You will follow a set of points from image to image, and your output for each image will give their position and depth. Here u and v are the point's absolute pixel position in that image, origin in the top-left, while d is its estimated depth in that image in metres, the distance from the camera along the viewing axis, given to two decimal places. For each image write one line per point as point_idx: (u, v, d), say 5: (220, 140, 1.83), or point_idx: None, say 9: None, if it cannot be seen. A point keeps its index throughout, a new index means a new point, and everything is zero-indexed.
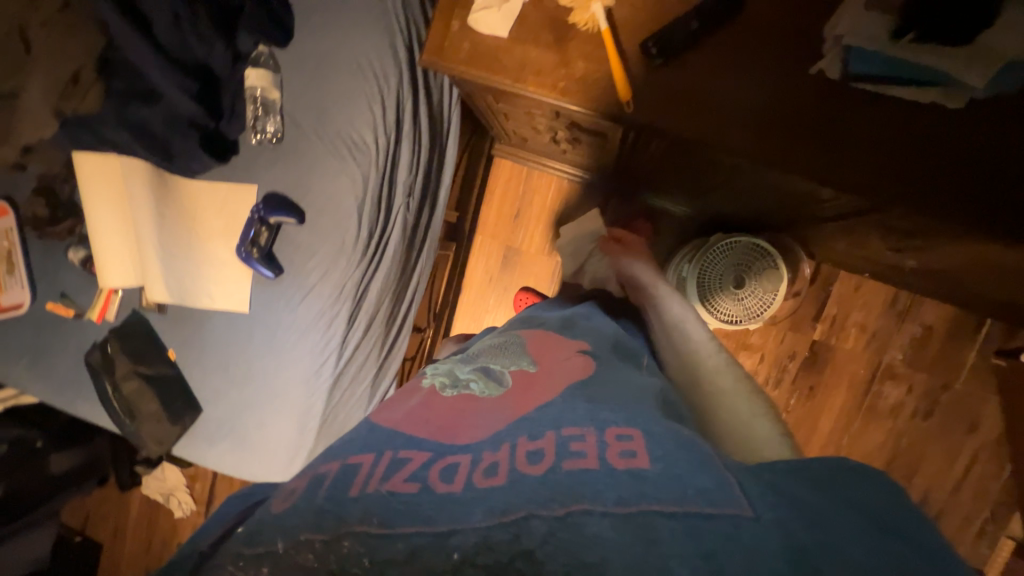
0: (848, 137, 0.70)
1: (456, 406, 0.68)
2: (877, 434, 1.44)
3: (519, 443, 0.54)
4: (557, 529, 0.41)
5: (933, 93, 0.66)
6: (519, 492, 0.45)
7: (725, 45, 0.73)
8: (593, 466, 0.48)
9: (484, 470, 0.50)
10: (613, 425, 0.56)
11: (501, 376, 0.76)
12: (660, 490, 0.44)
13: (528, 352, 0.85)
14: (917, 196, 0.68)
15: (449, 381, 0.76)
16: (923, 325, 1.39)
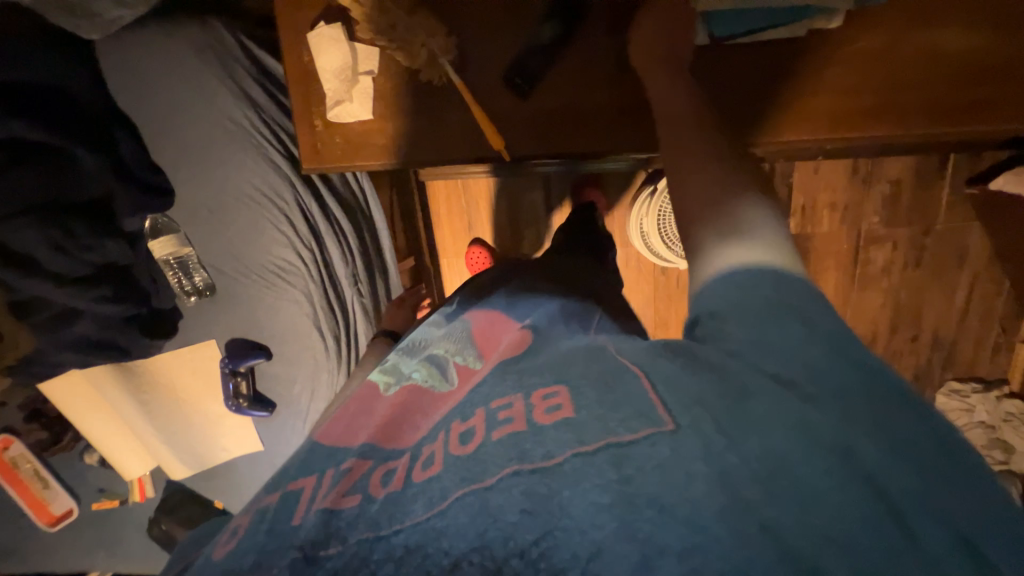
0: (738, 100, 0.69)
1: (397, 403, 0.53)
2: (877, 297, 1.47)
3: (450, 427, 0.43)
4: (500, 496, 0.34)
5: (809, 23, 0.63)
6: (457, 474, 0.36)
7: (590, 49, 0.69)
8: (521, 430, 0.38)
9: (422, 465, 0.40)
10: (540, 379, 0.45)
11: (445, 367, 0.60)
12: (588, 432, 0.36)
13: (476, 330, 0.67)
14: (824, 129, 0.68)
15: (392, 377, 0.60)
16: (893, 181, 1.36)
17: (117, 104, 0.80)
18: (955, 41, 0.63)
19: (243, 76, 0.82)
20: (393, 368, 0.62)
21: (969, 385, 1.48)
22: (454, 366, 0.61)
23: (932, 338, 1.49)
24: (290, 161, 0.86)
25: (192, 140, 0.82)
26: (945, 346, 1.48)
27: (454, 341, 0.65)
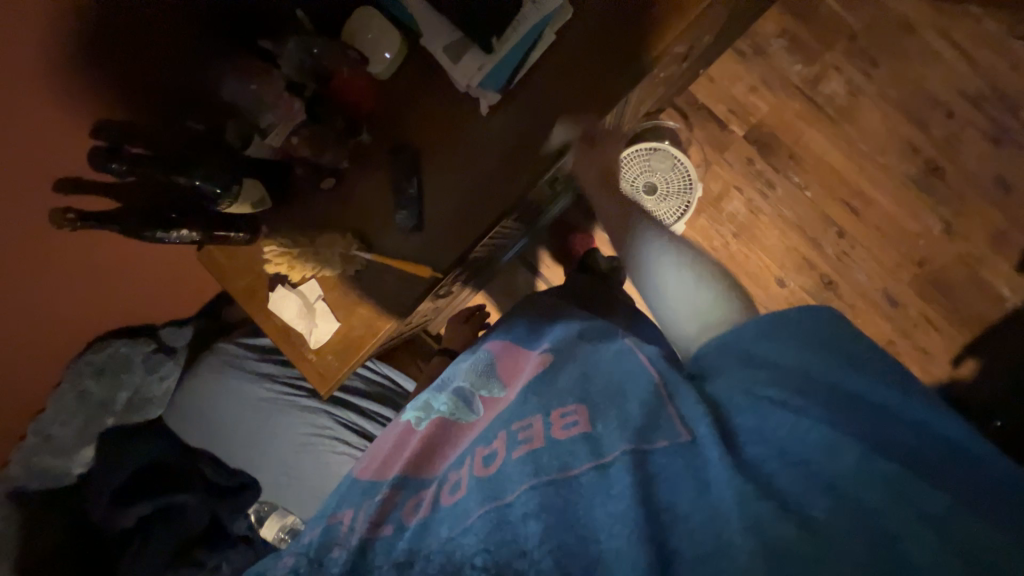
0: (556, 103, 0.77)
1: (432, 437, 0.71)
2: (875, 112, 1.36)
3: (477, 451, 0.63)
4: (502, 517, 0.50)
5: (549, 31, 0.75)
6: (477, 494, 0.55)
7: (436, 165, 0.83)
8: (538, 446, 0.58)
9: (449, 489, 0.60)
10: (560, 401, 0.64)
11: (473, 401, 0.77)
12: (603, 445, 0.54)
13: (499, 366, 0.83)
14: (636, 58, 0.73)
15: (422, 413, 0.79)
16: (781, 34, 1.38)
17: (188, 444, 1.00)
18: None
19: (252, 363, 1.01)
20: (425, 406, 0.80)
21: None
22: (486, 400, 0.77)
23: (968, 97, 1.32)
24: (312, 396, 1.00)
25: (243, 431, 0.99)
26: (990, 95, 1.31)
27: (485, 379, 0.81)
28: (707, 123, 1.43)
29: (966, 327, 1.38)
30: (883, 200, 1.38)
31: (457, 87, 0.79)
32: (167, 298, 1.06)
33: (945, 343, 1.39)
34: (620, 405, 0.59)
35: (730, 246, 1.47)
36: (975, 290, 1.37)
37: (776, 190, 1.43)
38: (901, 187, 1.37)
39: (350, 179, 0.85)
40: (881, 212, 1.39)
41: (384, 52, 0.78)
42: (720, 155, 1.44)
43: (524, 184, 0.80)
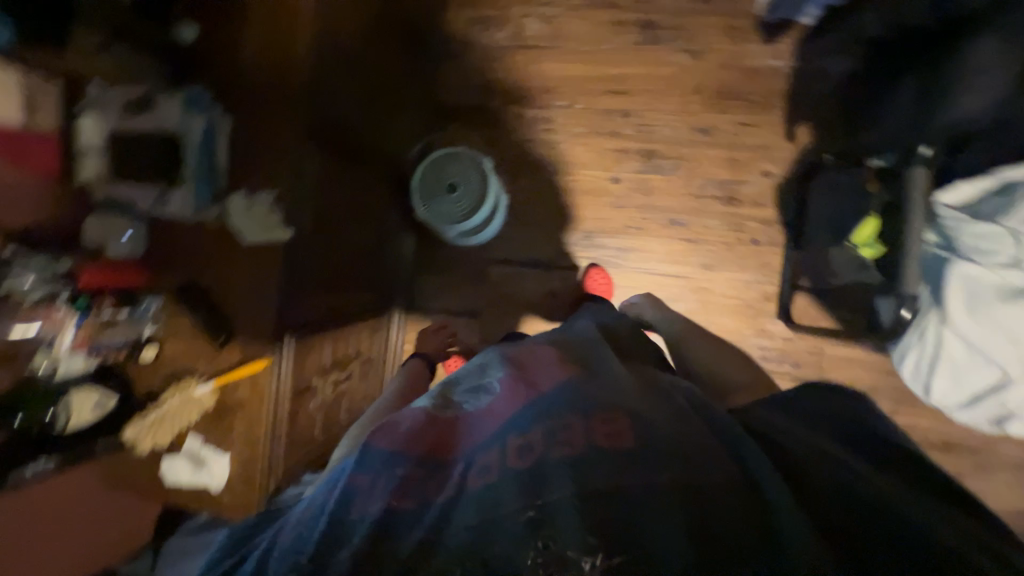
0: (261, 170, 0.95)
1: (455, 423, 0.77)
2: (575, 22, 1.57)
3: (512, 439, 0.68)
4: (545, 522, 0.59)
5: (219, 140, 0.93)
6: (513, 493, 0.62)
7: (214, 283, 0.95)
8: (585, 454, 0.64)
9: (477, 475, 0.65)
10: (599, 407, 0.70)
11: (493, 383, 0.83)
12: (671, 467, 0.63)
13: (518, 354, 0.88)
14: (288, 107, 0.94)
15: (442, 401, 0.83)
16: (471, 23, 1.61)
17: None
18: (246, 33, 0.94)
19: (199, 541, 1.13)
20: (446, 395, 0.85)
21: None
22: (500, 380, 0.83)
23: None
24: None
25: None
26: None
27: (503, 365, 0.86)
28: (469, 115, 1.62)
29: (772, 107, 1.49)
30: (632, 70, 1.54)
31: (184, 219, 0.94)
32: None
33: (769, 129, 1.49)
34: (662, 415, 0.72)
35: (559, 182, 1.61)
36: (753, 76, 1.49)
37: (555, 120, 1.60)
38: (637, 52, 1.54)
39: (163, 339, 0.96)
40: (639, 78, 1.54)
41: (120, 237, 0.92)
42: (496, 127, 1.62)
43: (275, 243, 0.96)
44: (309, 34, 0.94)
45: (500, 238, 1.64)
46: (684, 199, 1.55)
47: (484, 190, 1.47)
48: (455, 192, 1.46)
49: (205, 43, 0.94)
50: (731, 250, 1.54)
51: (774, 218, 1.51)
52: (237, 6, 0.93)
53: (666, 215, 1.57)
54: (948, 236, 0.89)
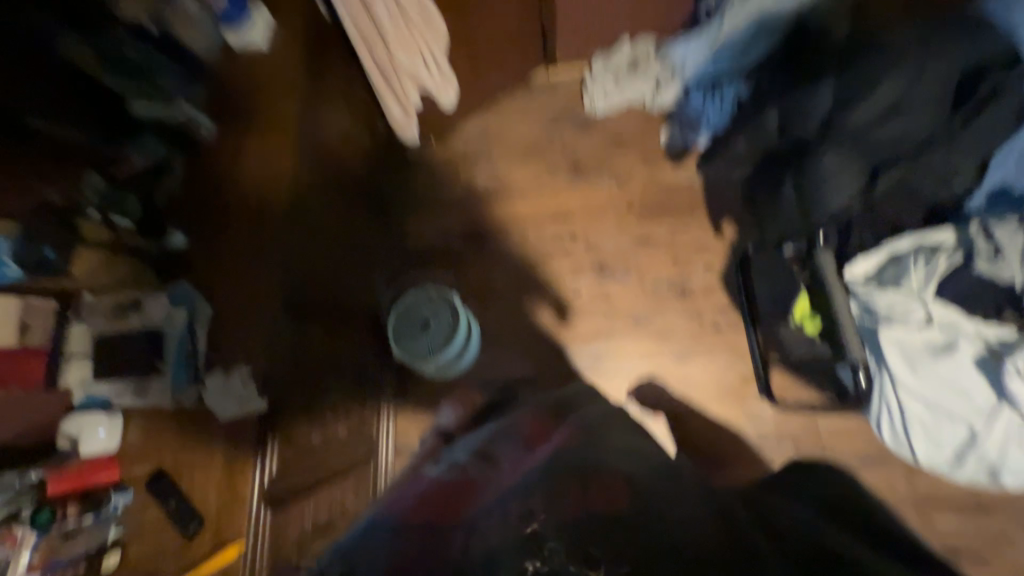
0: (241, 335, 1.04)
1: (459, 488, 0.75)
2: (517, 172, 1.84)
3: (518, 498, 0.66)
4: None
5: (199, 327, 1.03)
6: (517, 552, 0.56)
7: (190, 470, 0.95)
8: (595, 513, 0.62)
9: (477, 538, 0.60)
10: (604, 470, 0.72)
11: (493, 456, 0.85)
12: (688, 531, 0.62)
13: (518, 435, 0.92)
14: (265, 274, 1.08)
15: (445, 472, 0.82)
16: (428, 183, 1.86)
17: None
18: (228, 233, 1.10)
19: None
20: (449, 468, 0.85)
21: (585, 92, 1.82)
22: (502, 454, 0.85)
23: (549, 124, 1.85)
24: None
25: None
26: (558, 115, 1.86)
27: (504, 443, 0.89)
28: (436, 259, 1.80)
29: (696, 212, 1.71)
30: (571, 201, 1.79)
31: (163, 407, 0.97)
32: None
33: (700, 229, 1.70)
34: (651, 479, 0.75)
35: (526, 304, 1.73)
36: (673, 191, 1.74)
37: (513, 252, 1.78)
38: (572, 186, 1.80)
39: None
40: (579, 207, 1.78)
41: (98, 429, 0.89)
42: (462, 264, 1.79)
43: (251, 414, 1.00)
44: (285, 214, 1.14)
45: (479, 364, 1.69)
46: (643, 301, 1.67)
47: (456, 320, 1.54)
48: (430, 328, 1.52)
49: (196, 251, 1.10)
50: (698, 339, 1.62)
51: (728, 303, 1.63)
52: (220, 213, 1.12)
53: (630, 316, 1.67)
54: (865, 304, 1.06)
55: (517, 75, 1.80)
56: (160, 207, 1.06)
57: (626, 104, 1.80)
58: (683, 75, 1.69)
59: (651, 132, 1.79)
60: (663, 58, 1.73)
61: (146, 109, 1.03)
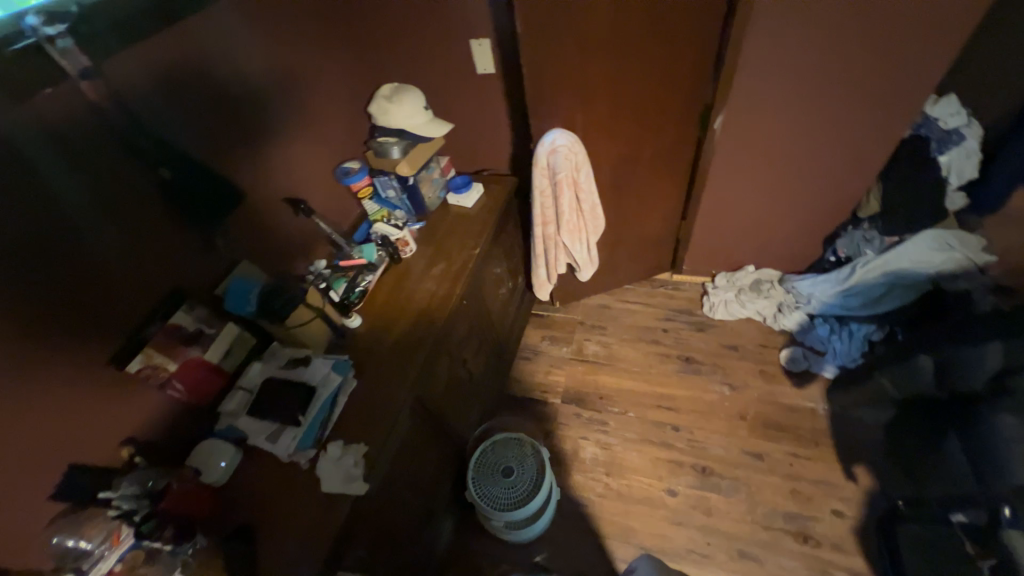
0: (370, 418, 1.10)
1: None
2: (628, 349, 1.93)
3: None
4: None
5: (341, 396, 1.13)
6: None
7: (270, 535, 0.95)
8: None
9: None
10: None
11: None
12: None
13: None
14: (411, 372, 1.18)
15: None
16: (543, 338, 2.02)
17: None
18: (395, 327, 1.28)
19: None
20: None
21: (705, 300, 1.99)
22: None
23: (666, 317, 2.00)
24: None
25: None
26: (676, 312, 2.01)
27: None
28: (533, 408, 1.82)
29: (820, 444, 1.57)
30: (679, 391, 1.78)
31: (279, 459, 1.04)
32: None
33: (825, 465, 1.53)
34: None
35: (614, 484, 1.59)
36: (793, 413, 1.66)
37: (609, 424, 1.74)
38: (681, 378, 1.82)
39: None
40: (686, 400, 1.75)
41: (220, 460, 1.01)
42: (554, 422, 1.77)
43: (347, 497, 0.98)
44: (442, 325, 1.28)
45: (549, 540, 1.51)
46: (751, 529, 1.44)
47: (539, 478, 1.45)
48: (510, 478, 1.45)
49: (365, 334, 1.27)
50: None
51: (865, 572, 1.33)
52: (397, 310, 1.32)
53: (733, 544, 1.42)
54: None
55: (644, 271, 2.06)
56: (355, 299, 1.31)
57: (743, 319, 1.93)
58: (808, 306, 1.81)
59: (770, 350, 1.83)
60: (785, 287, 1.90)
61: (382, 228, 1.45)
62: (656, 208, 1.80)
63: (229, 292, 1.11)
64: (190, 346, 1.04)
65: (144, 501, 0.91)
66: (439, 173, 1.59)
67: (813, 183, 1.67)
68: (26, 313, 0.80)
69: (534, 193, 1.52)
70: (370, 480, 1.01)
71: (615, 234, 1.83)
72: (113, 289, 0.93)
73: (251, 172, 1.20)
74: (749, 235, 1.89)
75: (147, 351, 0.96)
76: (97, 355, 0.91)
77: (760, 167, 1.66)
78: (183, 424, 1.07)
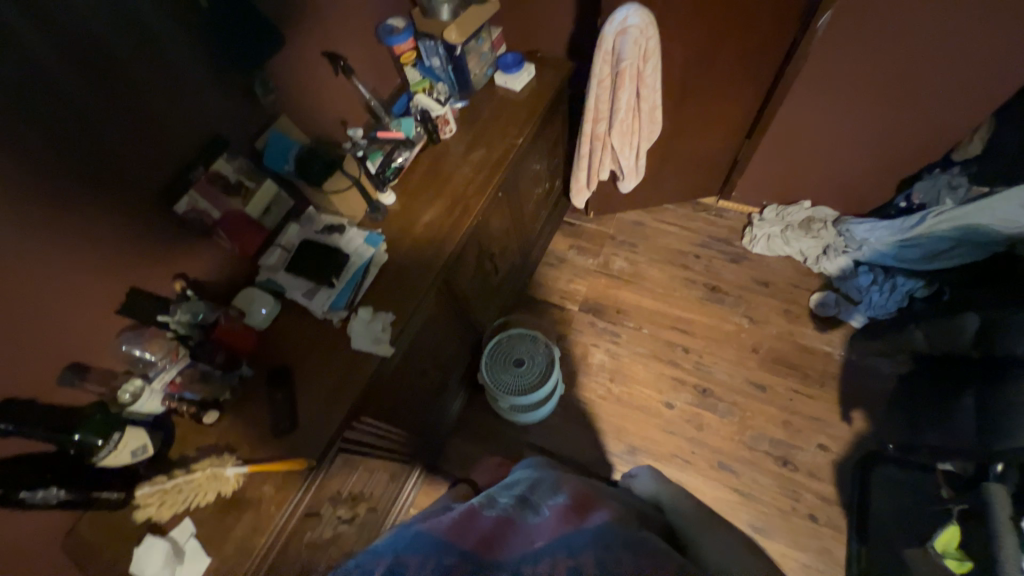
0: (400, 291, 1.15)
1: (495, 530, 0.64)
2: (654, 270, 1.90)
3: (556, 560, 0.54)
4: None
5: (373, 267, 1.17)
6: None
7: (305, 376, 1.05)
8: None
9: None
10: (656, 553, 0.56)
11: (532, 500, 0.72)
12: None
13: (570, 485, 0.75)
14: (442, 254, 1.19)
15: (488, 503, 0.72)
16: (570, 247, 1.98)
17: None
18: (429, 208, 1.27)
19: None
20: (488, 499, 0.74)
21: (747, 232, 1.89)
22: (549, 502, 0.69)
23: (702, 244, 1.92)
24: None
25: None
26: (713, 240, 1.92)
27: (547, 488, 0.75)
28: (549, 311, 1.86)
29: (826, 386, 1.60)
30: (697, 318, 1.78)
31: (313, 314, 1.12)
32: None
33: (825, 405, 1.57)
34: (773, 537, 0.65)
35: (615, 390, 1.69)
36: (807, 355, 1.66)
37: (621, 337, 1.78)
38: (702, 304, 1.80)
39: (232, 406, 1.03)
40: (702, 326, 1.76)
41: (261, 307, 1.09)
42: (569, 327, 1.82)
43: (375, 356, 1.07)
44: (477, 214, 1.26)
45: (547, 426, 1.65)
46: (736, 447, 1.54)
47: (547, 373, 1.55)
48: (519, 369, 1.55)
49: (400, 211, 1.27)
50: (787, 520, 1.43)
51: (833, 498, 1.44)
52: (432, 192, 1.30)
53: (715, 456, 1.54)
54: None
55: (690, 193, 1.94)
56: (390, 175, 1.28)
57: (782, 256, 1.84)
58: (856, 252, 1.71)
59: (801, 291, 1.78)
60: (837, 230, 1.79)
61: (423, 102, 1.35)
62: (720, 120, 1.63)
63: (265, 145, 1.12)
64: (233, 197, 1.07)
65: (195, 329, 1.04)
66: (489, 47, 1.44)
67: (910, 113, 1.46)
68: (87, 127, 0.83)
69: (592, 81, 1.38)
70: (396, 344, 1.09)
71: (670, 144, 1.68)
72: (162, 115, 0.93)
73: (297, 14, 1.12)
74: (817, 165, 1.71)
75: (192, 194, 1.00)
76: (151, 186, 0.95)
77: (855, 81, 1.44)
78: (229, 271, 1.15)
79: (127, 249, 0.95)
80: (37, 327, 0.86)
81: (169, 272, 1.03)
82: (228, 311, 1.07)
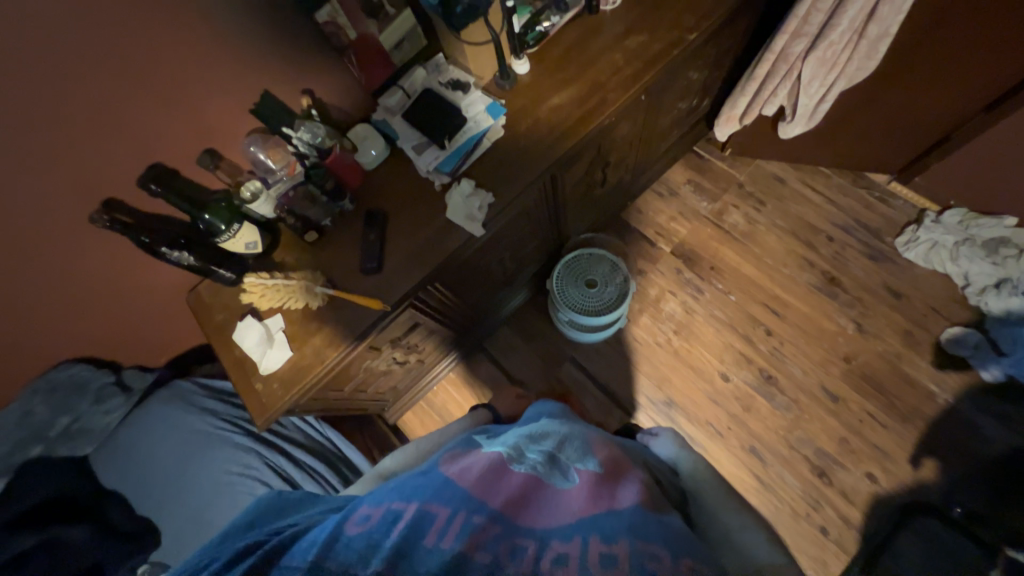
0: (505, 174, 1.09)
1: (525, 489, 0.61)
2: (772, 236, 1.66)
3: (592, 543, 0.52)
4: None
5: (487, 140, 1.10)
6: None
7: (397, 228, 1.08)
8: None
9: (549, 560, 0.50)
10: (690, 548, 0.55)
11: (560, 457, 0.68)
12: None
13: (598, 449, 0.72)
14: (559, 147, 1.09)
15: (515, 453, 0.68)
16: (687, 182, 1.76)
17: (105, 485, 1.08)
18: (561, 92, 1.13)
19: (198, 398, 1.18)
20: (516, 446, 0.70)
21: (909, 230, 1.56)
22: (580, 464, 0.66)
23: (843, 226, 1.62)
24: (247, 435, 1.14)
25: (180, 467, 1.08)
26: (858, 226, 1.61)
27: (575, 446, 0.71)
28: (638, 242, 1.73)
29: (908, 425, 1.43)
30: (797, 304, 1.59)
31: (417, 171, 1.10)
32: (120, 337, 1.17)
33: (896, 440, 1.43)
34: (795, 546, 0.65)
35: (675, 343, 1.62)
36: (905, 385, 1.47)
37: (704, 294, 1.65)
38: (810, 292, 1.59)
39: (329, 233, 1.10)
40: (798, 314, 1.58)
41: (371, 148, 1.10)
42: (652, 265, 1.70)
43: (465, 232, 1.06)
44: (611, 113, 1.11)
45: (593, 351, 1.66)
46: (777, 441, 1.48)
47: (615, 302, 1.50)
48: (589, 290, 1.51)
49: (529, 86, 1.14)
50: (794, 521, 1.41)
51: (855, 523, 1.38)
52: (570, 73, 1.14)
53: (750, 440, 1.50)
54: None
55: (859, 163, 1.59)
56: (531, 42, 1.13)
57: (936, 272, 1.53)
58: None
59: (939, 317, 1.50)
60: None
61: None
62: (956, 78, 1.24)
63: None
64: (370, 21, 1.01)
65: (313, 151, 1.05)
66: None
67: None
68: None
69: None
70: (485, 226, 1.07)
71: (872, 91, 1.33)
72: None
73: None
74: None
75: (335, 5, 0.94)
76: None
77: None
78: (350, 101, 1.14)
79: (265, 48, 0.95)
80: (185, 101, 0.93)
81: (299, 85, 1.04)
82: (342, 143, 1.08)
